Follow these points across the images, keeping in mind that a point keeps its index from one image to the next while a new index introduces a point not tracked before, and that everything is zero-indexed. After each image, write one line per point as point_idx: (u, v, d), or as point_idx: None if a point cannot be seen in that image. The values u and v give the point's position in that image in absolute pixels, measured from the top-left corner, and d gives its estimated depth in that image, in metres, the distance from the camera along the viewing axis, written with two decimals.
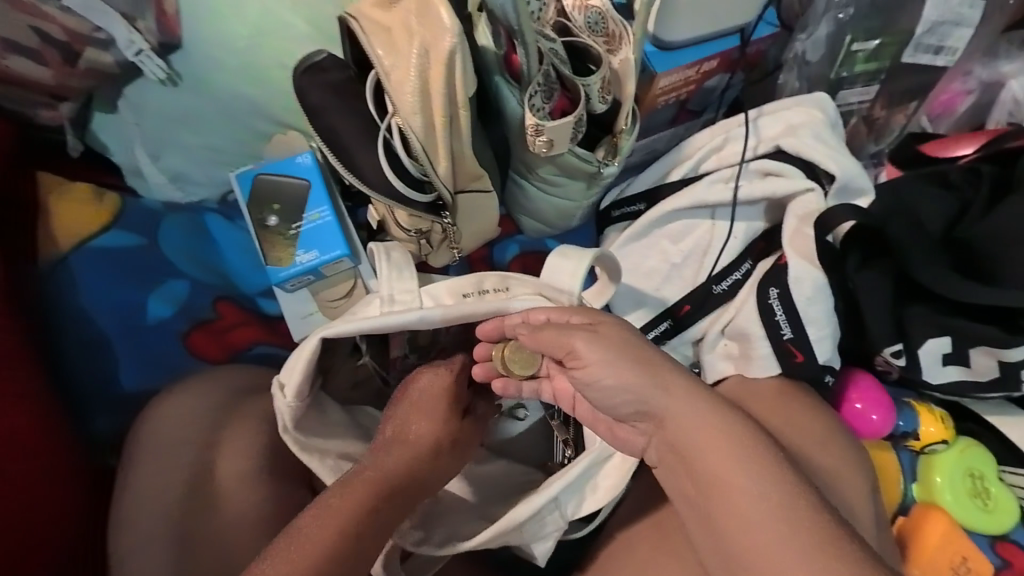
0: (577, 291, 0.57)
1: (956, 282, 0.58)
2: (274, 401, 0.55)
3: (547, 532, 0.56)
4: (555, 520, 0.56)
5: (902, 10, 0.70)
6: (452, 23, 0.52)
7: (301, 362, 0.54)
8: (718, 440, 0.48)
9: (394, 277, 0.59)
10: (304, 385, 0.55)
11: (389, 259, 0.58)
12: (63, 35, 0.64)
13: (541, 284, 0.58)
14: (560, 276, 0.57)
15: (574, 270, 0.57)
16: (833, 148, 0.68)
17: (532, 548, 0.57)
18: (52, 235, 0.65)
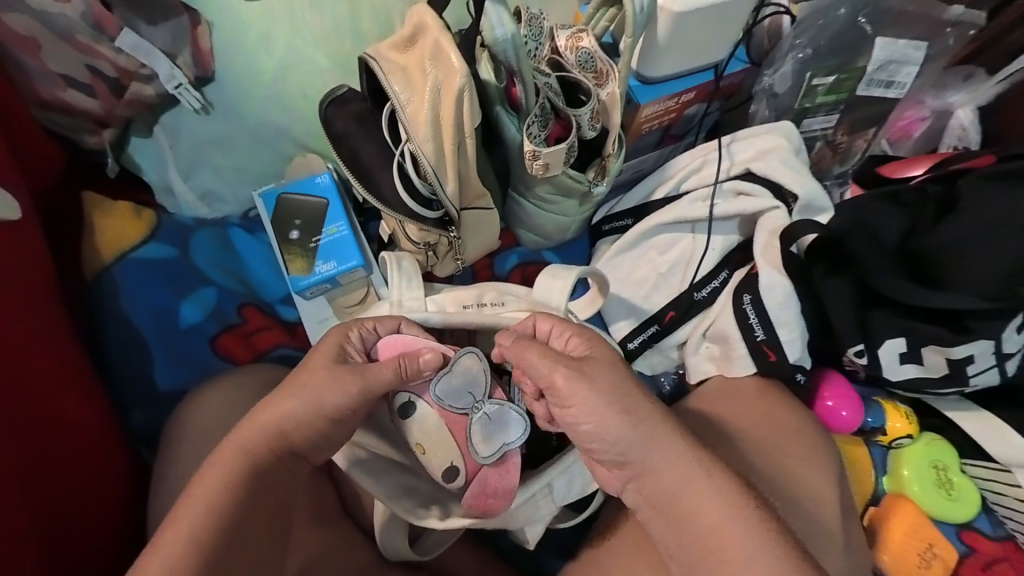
0: (565, 305, 0.66)
1: (906, 288, 0.66)
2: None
3: (540, 515, 0.61)
4: (548, 504, 0.61)
5: (856, 52, 0.79)
6: (461, 65, 0.60)
7: None
8: (694, 480, 0.48)
9: (404, 284, 0.68)
10: None
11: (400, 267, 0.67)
12: (114, 71, 0.72)
13: (535, 301, 0.67)
14: (550, 294, 0.66)
15: (563, 286, 0.67)
16: (797, 170, 0.77)
17: (526, 531, 0.62)
18: (99, 249, 0.73)
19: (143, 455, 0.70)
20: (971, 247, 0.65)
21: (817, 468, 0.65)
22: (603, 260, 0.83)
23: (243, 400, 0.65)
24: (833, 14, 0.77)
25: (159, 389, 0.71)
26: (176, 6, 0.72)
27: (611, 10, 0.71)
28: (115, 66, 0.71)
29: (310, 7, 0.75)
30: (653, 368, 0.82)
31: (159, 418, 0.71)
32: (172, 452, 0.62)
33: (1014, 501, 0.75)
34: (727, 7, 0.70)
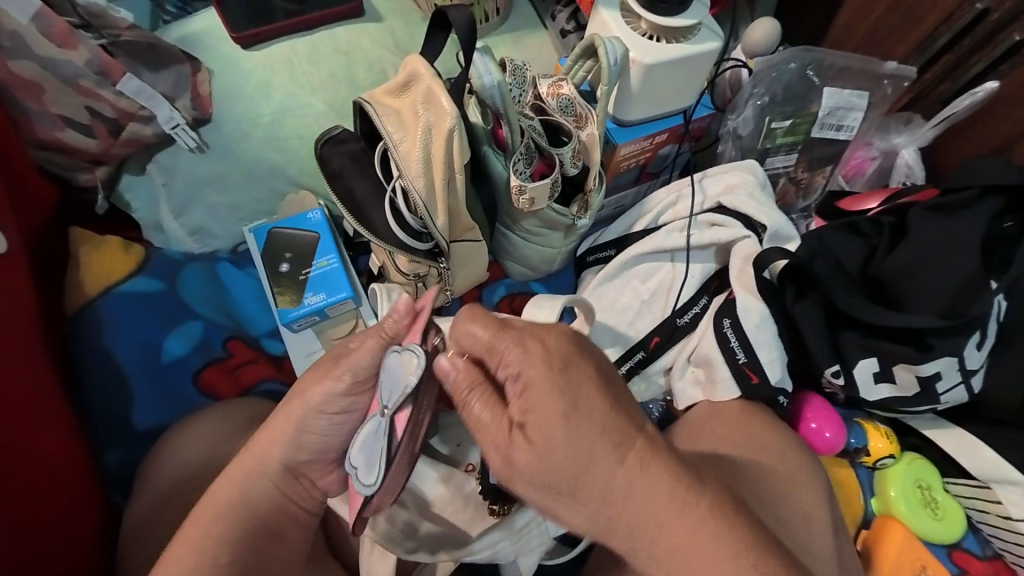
0: None
1: (871, 310, 0.69)
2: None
3: (532, 548, 0.60)
4: (541, 534, 0.60)
5: (806, 100, 0.89)
6: (451, 108, 0.64)
7: None
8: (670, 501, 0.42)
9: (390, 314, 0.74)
10: None
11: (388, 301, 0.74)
12: (113, 112, 0.74)
13: None
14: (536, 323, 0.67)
15: (548, 316, 0.67)
16: (763, 204, 0.83)
17: (519, 564, 0.61)
18: (84, 284, 0.73)
19: (116, 498, 0.66)
20: (921, 268, 0.70)
21: (804, 486, 0.66)
22: (589, 290, 0.87)
23: (226, 434, 0.64)
24: (785, 67, 0.87)
25: (137, 428, 0.69)
26: (179, 55, 0.77)
27: (588, 62, 0.78)
28: (116, 108, 0.74)
29: (310, 63, 0.83)
30: (640, 395, 0.84)
31: (134, 456, 0.68)
32: (149, 492, 0.59)
33: (998, 519, 0.77)
34: (693, 61, 0.77)
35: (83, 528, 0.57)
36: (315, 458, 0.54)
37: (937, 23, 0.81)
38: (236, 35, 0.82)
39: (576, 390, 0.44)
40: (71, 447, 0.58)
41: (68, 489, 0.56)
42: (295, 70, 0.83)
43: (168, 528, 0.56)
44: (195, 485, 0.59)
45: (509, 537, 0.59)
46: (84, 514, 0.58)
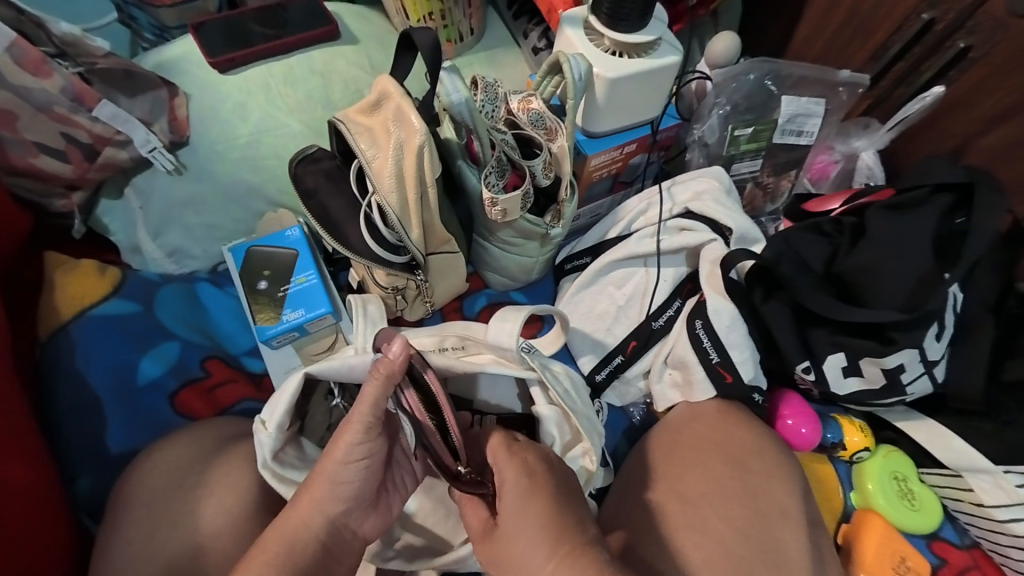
0: (517, 347, 0.65)
1: (834, 306, 0.72)
2: (257, 436, 0.60)
3: None
4: None
5: (767, 108, 0.93)
6: (420, 125, 0.66)
7: (284, 399, 0.60)
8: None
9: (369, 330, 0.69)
10: (286, 419, 0.60)
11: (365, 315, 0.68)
12: (89, 138, 0.75)
13: (490, 347, 0.67)
14: (501, 336, 0.66)
15: (511, 330, 0.66)
16: (729, 208, 0.85)
17: None
18: (57, 308, 0.73)
19: (88, 525, 0.65)
20: (878, 264, 0.73)
21: (779, 483, 0.68)
22: (566, 298, 0.89)
23: (200, 455, 0.64)
24: (745, 78, 0.91)
25: (110, 452, 0.68)
26: (155, 81, 0.78)
27: (556, 77, 0.80)
28: (91, 134, 0.75)
29: (286, 86, 0.85)
30: (621, 399, 0.86)
31: (105, 483, 0.66)
32: (121, 515, 0.59)
33: (971, 507, 0.78)
34: (655, 74, 0.81)
35: (54, 557, 0.56)
36: (352, 506, 0.55)
37: (888, 32, 0.86)
38: (212, 59, 0.83)
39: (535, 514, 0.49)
40: (38, 473, 0.58)
41: (37, 516, 0.56)
42: (270, 92, 0.84)
43: (139, 551, 0.56)
44: (167, 506, 0.59)
45: None
46: (58, 540, 0.57)
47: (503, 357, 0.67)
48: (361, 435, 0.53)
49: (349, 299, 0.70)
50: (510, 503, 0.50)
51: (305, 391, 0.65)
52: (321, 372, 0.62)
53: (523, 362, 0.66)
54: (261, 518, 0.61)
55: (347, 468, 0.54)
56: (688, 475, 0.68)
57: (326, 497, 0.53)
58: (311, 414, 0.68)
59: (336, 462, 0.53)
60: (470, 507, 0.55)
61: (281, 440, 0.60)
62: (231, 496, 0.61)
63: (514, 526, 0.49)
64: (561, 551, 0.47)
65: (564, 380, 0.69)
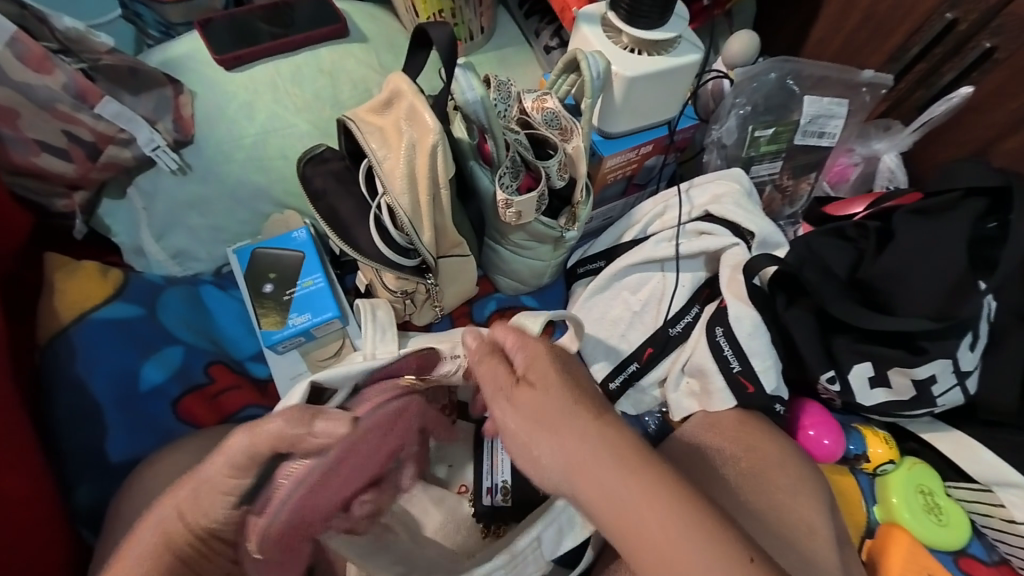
0: None
1: (860, 313, 0.70)
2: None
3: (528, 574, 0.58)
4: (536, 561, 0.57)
5: (787, 109, 0.90)
6: (434, 124, 0.64)
7: (289, 407, 0.58)
8: (627, 479, 0.40)
9: (377, 336, 0.68)
10: None
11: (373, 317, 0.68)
12: (92, 136, 0.73)
13: None
14: None
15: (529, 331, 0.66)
16: (751, 212, 0.82)
17: None
18: (57, 311, 0.71)
19: (87, 537, 0.63)
20: (907, 271, 0.70)
21: (802, 497, 0.65)
22: (578, 303, 0.87)
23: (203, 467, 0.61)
24: (765, 77, 0.88)
25: (110, 461, 0.65)
26: (160, 78, 0.76)
27: (571, 76, 0.78)
28: (94, 132, 0.73)
29: (294, 85, 0.83)
30: (635, 408, 0.84)
31: (106, 493, 0.64)
32: (118, 529, 0.56)
33: (1001, 522, 0.76)
34: (674, 73, 0.78)
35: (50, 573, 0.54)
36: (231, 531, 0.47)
37: (906, 35, 0.84)
38: (219, 57, 0.81)
39: (560, 427, 0.42)
40: (37, 484, 0.56)
41: (37, 529, 0.54)
42: (277, 91, 0.82)
43: None
44: None
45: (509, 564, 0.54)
46: (58, 554, 0.55)
47: None
48: (236, 468, 0.44)
49: (358, 303, 0.71)
50: (545, 382, 0.45)
51: (314, 399, 0.63)
52: (328, 378, 0.59)
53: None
54: None
55: (225, 489, 0.44)
56: (711, 485, 0.65)
57: (205, 505, 0.45)
58: None
59: (206, 488, 0.44)
60: (487, 369, 0.49)
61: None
62: None
63: (533, 398, 0.44)
64: (597, 438, 0.42)
65: None
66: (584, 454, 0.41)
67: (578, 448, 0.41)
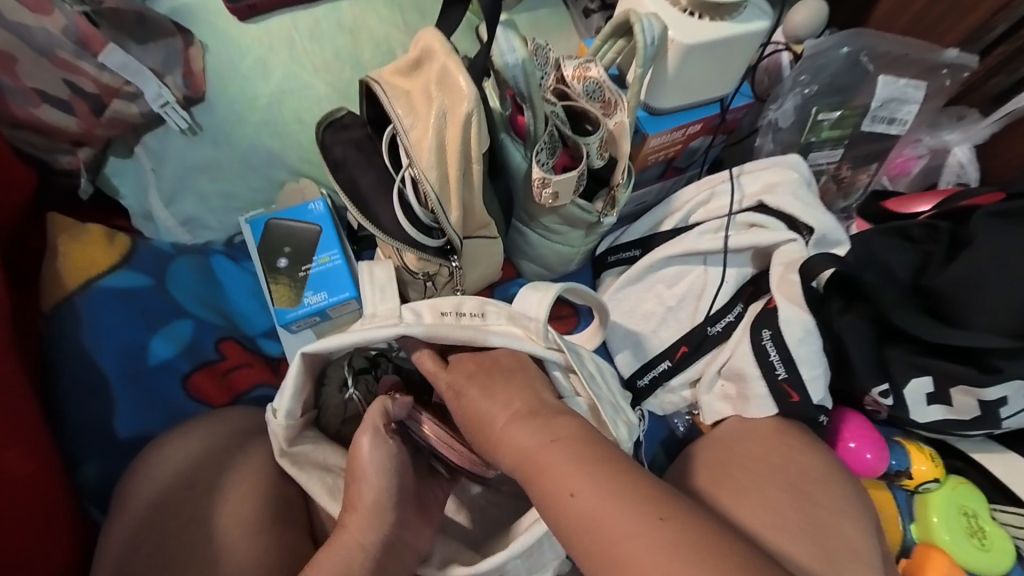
0: (545, 321, 0.58)
1: (933, 328, 0.63)
2: (268, 424, 0.55)
3: (545, 561, 0.55)
4: (554, 549, 0.55)
5: (858, 90, 0.81)
6: (469, 89, 0.57)
7: (290, 383, 0.53)
8: (593, 472, 0.44)
9: (377, 297, 0.58)
10: (296, 404, 0.54)
11: (372, 278, 0.58)
12: (96, 88, 0.68)
13: (513, 312, 0.58)
14: (527, 306, 0.58)
15: (540, 300, 0.58)
16: (810, 205, 0.75)
17: None
18: (60, 277, 0.66)
19: (94, 516, 0.60)
20: (982, 281, 0.63)
21: (850, 518, 0.61)
22: (609, 293, 0.81)
23: (212, 455, 0.57)
24: (835, 53, 0.79)
25: (117, 437, 0.63)
26: (169, 27, 0.70)
27: (619, 41, 0.71)
28: (98, 83, 0.67)
29: (312, 40, 0.76)
30: (664, 408, 0.78)
31: (113, 471, 0.62)
32: (124, 516, 0.53)
33: None
34: (733, 42, 0.70)
35: (50, 556, 0.51)
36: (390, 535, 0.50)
37: (986, 15, 0.73)
38: (231, 6, 0.74)
39: (565, 467, 0.45)
40: (38, 462, 0.53)
41: (37, 506, 0.51)
42: (295, 47, 0.75)
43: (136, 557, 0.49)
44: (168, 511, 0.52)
45: (522, 555, 0.52)
46: (60, 536, 0.52)
47: (523, 328, 0.58)
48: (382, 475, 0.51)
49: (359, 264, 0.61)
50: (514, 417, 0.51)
51: (318, 376, 0.59)
52: (325, 344, 0.53)
53: (547, 339, 0.57)
54: (276, 524, 0.54)
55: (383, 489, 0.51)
56: (754, 501, 0.61)
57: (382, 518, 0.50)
58: (326, 406, 0.62)
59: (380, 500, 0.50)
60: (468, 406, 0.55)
61: (294, 427, 0.55)
62: (247, 501, 0.54)
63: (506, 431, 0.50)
64: (554, 444, 0.47)
65: (592, 366, 0.61)
66: (547, 462, 0.46)
67: (543, 454, 0.47)
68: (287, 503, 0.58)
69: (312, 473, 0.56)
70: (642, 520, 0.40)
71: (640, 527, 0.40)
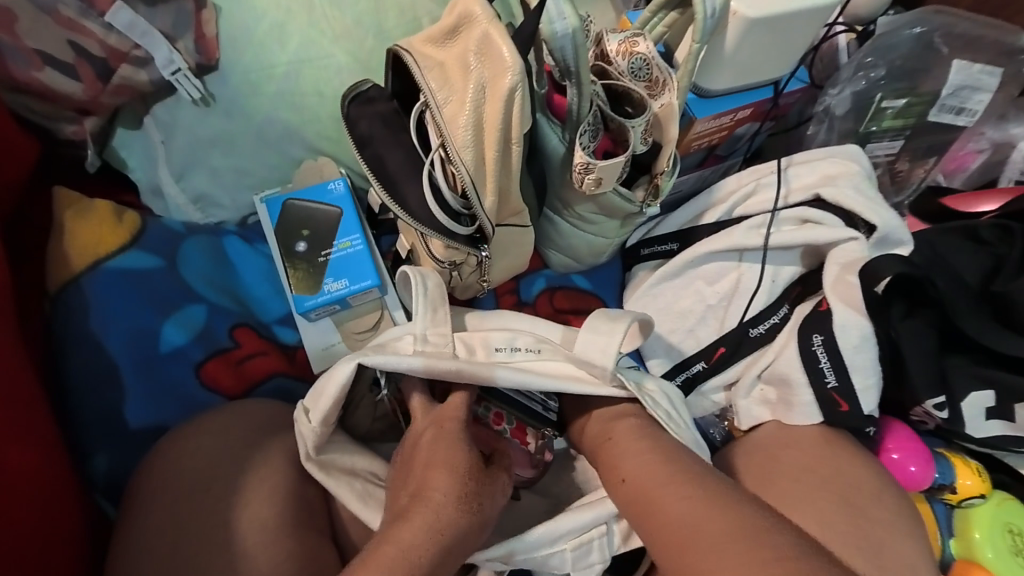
0: (611, 368, 0.55)
1: (1001, 336, 0.61)
2: (297, 425, 0.53)
3: (590, 561, 0.55)
4: (600, 549, 0.55)
5: (925, 74, 0.74)
6: (513, 61, 0.51)
7: (330, 388, 0.52)
8: (668, 469, 0.50)
9: (428, 315, 0.57)
10: (331, 411, 0.53)
11: (425, 294, 0.56)
12: (101, 51, 0.62)
13: (573, 355, 0.56)
14: (590, 350, 0.56)
15: (606, 345, 0.55)
16: (872, 199, 0.69)
17: None
18: (67, 257, 0.62)
19: (105, 508, 0.58)
20: None
21: (902, 538, 0.57)
22: (643, 290, 0.76)
23: (225, 452, 0.53)
24: (907, 32, 0.73)
25: (128, 426, 0.60)
26: None
27: (671, 13, 0.65)
28: (104, 46, 0.62)
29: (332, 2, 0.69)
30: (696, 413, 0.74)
31: (125, 462, 0.59)
32: (135, 516, 0.49)
33: None
34: (797, 17, 0.63)
35: (58, 555, 0.48)
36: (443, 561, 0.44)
37: None
38: None
39: (637, 457, 0.52)
40: (41, 456, 0.49)
41: (44, 501, 0.48)
42: (313, 10, 0.68)
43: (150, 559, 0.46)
44: (182, 511, 0.49)
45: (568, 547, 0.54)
46: (69, 532, 0.49)
47: (584, 370, 0.56)
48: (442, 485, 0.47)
49: (406, 271, 0.58)
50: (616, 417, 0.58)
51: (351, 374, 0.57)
52: (372, 362, 0.53)
53: (614, 379, 0.56)
54: (294, 530, 0.51)
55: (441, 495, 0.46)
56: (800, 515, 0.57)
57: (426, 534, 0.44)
58: (357, 405, 0.61)
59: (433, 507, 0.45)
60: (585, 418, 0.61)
61: (326, 432, 0.54)
62: (266, 503, 0.51)
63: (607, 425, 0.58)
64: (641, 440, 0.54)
65: (664, 401, 0.58)
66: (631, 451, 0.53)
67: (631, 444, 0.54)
68: (307, 508, 0.54)
69: (340, 478, 0.54)
70: (706, 509, 0.45)
71: (706, 511, 0.45)
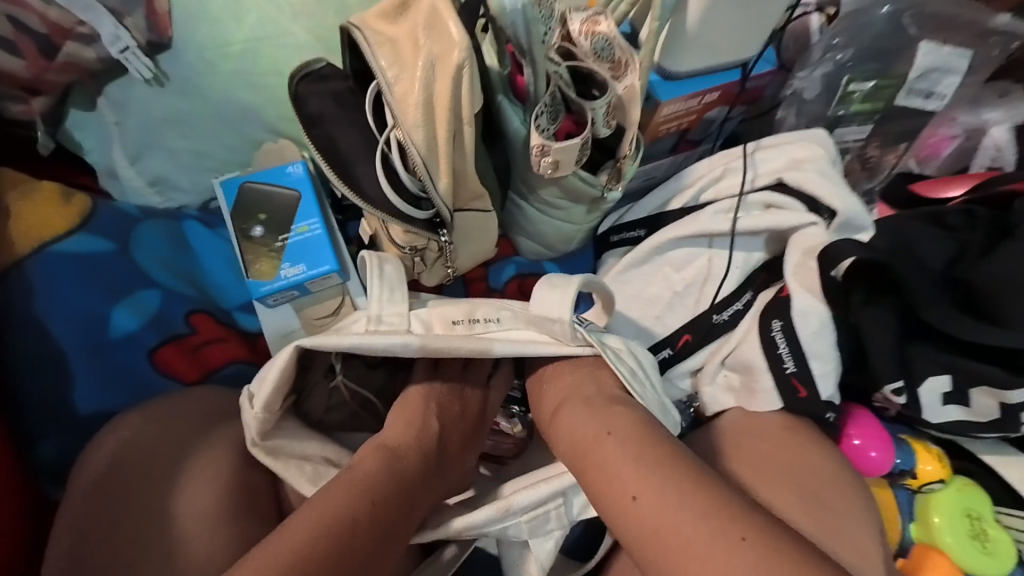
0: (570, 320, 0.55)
1: (967, 324, 0.58)
2: (243, 413, 0.53)
3: (550, 530, 0.55)
4: (558, 519, 0.55)
5: (898, 57, 0.73)
6: (460, 37, 0.51)
7: (273, 371, 0.51)
8: (626, 443, 0.49)
9: (385, 296, 0.57)
10: (274, 398, 0.52)
11: (380, 276, 0.56)
12: (44, 27, 0.60)
13: (531, 315, 0.56)
14: (548, 308, 0.55)
15: (562, 301, 0.54)
16: (836, 184, 0.69)
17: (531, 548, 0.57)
18: (9, 240, 0.60)
19: (53, 494, 0.57)
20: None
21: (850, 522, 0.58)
22: (612, 275, 0.75)
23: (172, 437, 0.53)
24: (877, 11, 0.71)
25: (77, 412, 0.59)
26: None
27: None
28: (46, 21, 0.60)
29: None
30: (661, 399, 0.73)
31: (74, 447, 0.58)
32: (75, 500, 0.49)
33: None
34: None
35: None
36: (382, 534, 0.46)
37: None
38: None
39: (587, 424, 0.53)
40: None
41: None
42: None
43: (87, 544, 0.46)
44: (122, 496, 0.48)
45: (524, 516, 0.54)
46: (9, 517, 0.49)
47: (546, 330, 0.56)
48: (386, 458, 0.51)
49: (362, 255, 0.57)
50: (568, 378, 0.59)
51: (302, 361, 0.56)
52: (318, 345, 0.52)
53: (575, 337, 0.56)
54: (239, 515, 0.50)
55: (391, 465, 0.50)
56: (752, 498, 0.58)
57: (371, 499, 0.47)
58: (311, 390, 0.59)
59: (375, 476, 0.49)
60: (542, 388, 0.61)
61: (270, 419, 0.53)
62: (211, 488, 0.51)
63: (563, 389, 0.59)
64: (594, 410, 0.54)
65: (630, 359, 0.59)
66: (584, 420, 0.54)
67: (581, 416, 0.54)
68: (252, 495, 0.54)
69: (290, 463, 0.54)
70: (665, 485, 0.45)
71: (665, 492, 0.44)
